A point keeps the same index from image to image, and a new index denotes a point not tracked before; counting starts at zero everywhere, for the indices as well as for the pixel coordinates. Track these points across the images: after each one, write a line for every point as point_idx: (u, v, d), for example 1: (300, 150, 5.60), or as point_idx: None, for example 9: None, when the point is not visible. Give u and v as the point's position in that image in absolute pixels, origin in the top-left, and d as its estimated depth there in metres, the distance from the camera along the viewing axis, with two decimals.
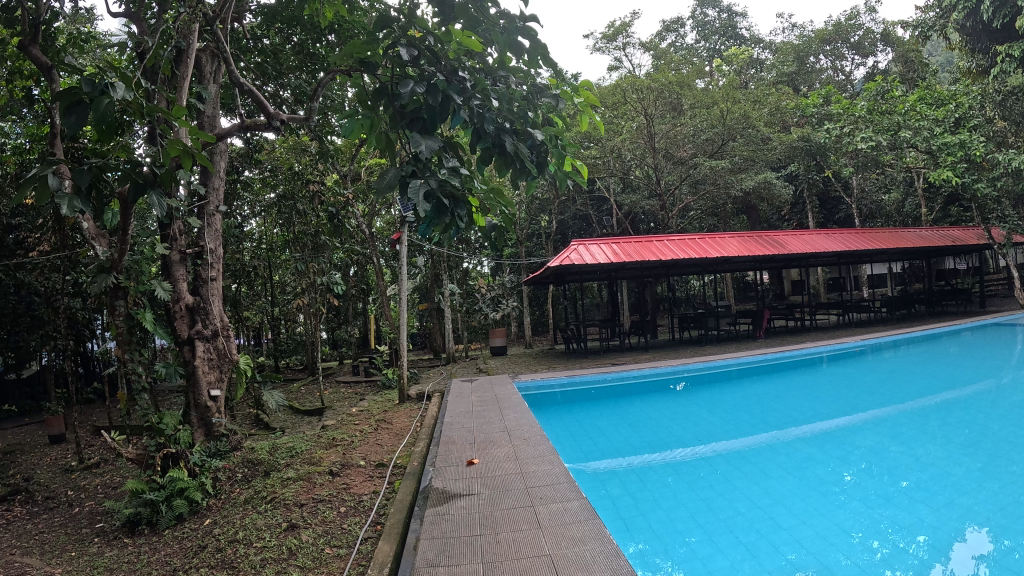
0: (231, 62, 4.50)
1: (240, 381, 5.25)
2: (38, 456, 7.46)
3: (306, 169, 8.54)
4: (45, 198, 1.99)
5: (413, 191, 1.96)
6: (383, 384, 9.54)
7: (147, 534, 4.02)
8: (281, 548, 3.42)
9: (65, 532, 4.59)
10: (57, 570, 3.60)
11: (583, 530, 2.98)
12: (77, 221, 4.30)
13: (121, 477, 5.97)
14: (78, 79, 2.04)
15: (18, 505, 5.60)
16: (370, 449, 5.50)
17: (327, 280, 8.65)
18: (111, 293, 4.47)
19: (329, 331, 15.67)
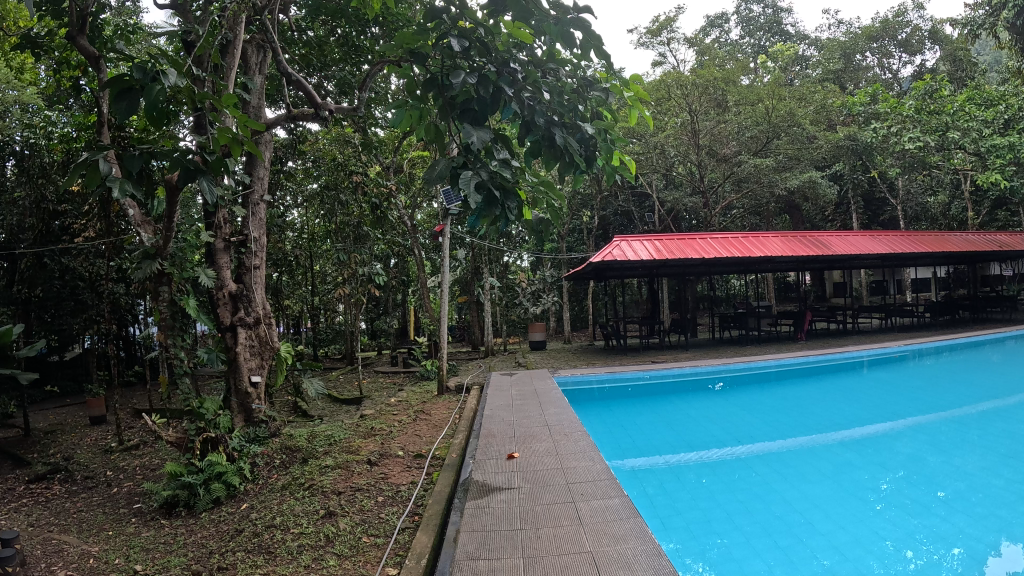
0: (279, 52, 4.50)
1: (281, 368, 5.28)
2: (79, 436, 7.64)
3: (349, 160, 8.65)
4: (95, 184, 2.05)
5: (464, 182, 1.96)
6: (422, 374, 9.66)
7: (185, 516, 4.10)
8: (318, 535, 3.45)
9: (104, 511, 4.70)
10: (94, 549, 3.70)
11: (624, 527, 2.95)
12: (123, 208, 4.40)
13: (159, 459, 6.09)
14: (129, 65, 2.06)
15: (58, 484, 5.75)
16: (409, 439, 5.52)
17: (369, 270, 8.73)
18: (155, 279, 4.56)
19: (368, 320, 15.76)
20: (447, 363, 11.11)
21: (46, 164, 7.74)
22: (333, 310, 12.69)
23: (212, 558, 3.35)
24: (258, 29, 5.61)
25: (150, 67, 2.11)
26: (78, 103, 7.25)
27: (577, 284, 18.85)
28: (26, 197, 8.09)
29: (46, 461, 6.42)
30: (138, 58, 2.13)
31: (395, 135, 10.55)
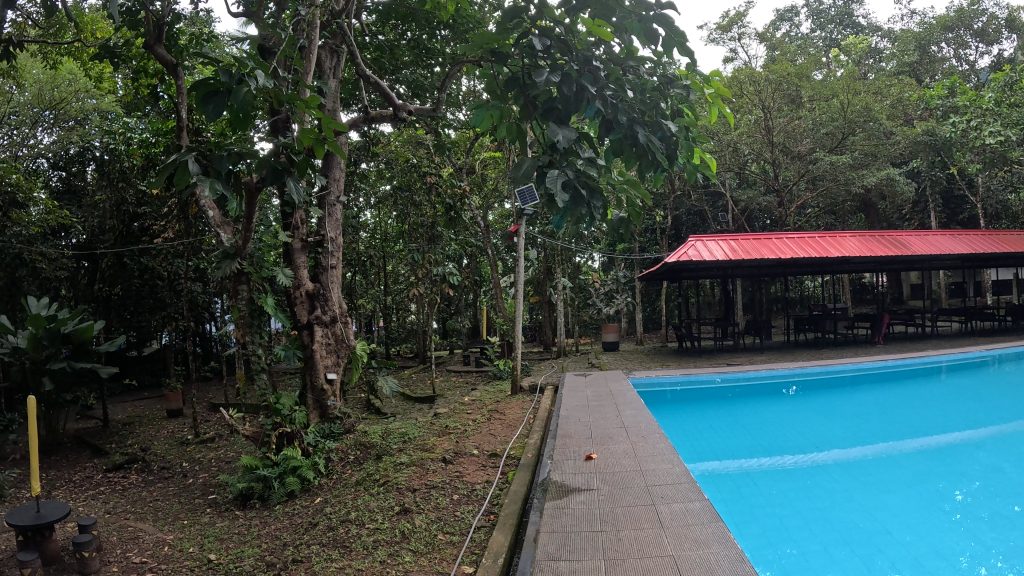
0: (359, 57, 4.63)
1: (357, 367, 5.38)
2: (156, 428, 7.98)
3: (421, 162, 8.80)
4: (185, 183, 2.16)
5: (552, 181, 1.98)
6: (495, 374, 9.74)
7: (260, 507, 4.24)
8: (393, 531, 3.51)
9: (178, 500, 4.90)
10: (170, 537, 3.87)
11: (706, 532, 2.90)
12: (204, 210, 4.57)
13: (235, 452, 6.31)
14: (217, 68, 2.14)
15: (135, 474, 6.03)
16: (483, 439, 5.57)
17: (443, 271, 8.85)
18: (235, 278, 4.72)
19: (441, 320, 15.99)
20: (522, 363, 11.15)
21: (125, 169, 8.08)
22: (405, 310, 12.89)
23: (286, 550, 3.44)
24: (332, 33, 5.72)
25: (236, 70, 2.17)
26: (156, 109, 7.56)
27: (650, 285, 18.50)
28: (106, 201, 8.50)
29: (122, 452, 6.74)
30: (227, 61, 2.20)
31: (469, 136, 10.59)
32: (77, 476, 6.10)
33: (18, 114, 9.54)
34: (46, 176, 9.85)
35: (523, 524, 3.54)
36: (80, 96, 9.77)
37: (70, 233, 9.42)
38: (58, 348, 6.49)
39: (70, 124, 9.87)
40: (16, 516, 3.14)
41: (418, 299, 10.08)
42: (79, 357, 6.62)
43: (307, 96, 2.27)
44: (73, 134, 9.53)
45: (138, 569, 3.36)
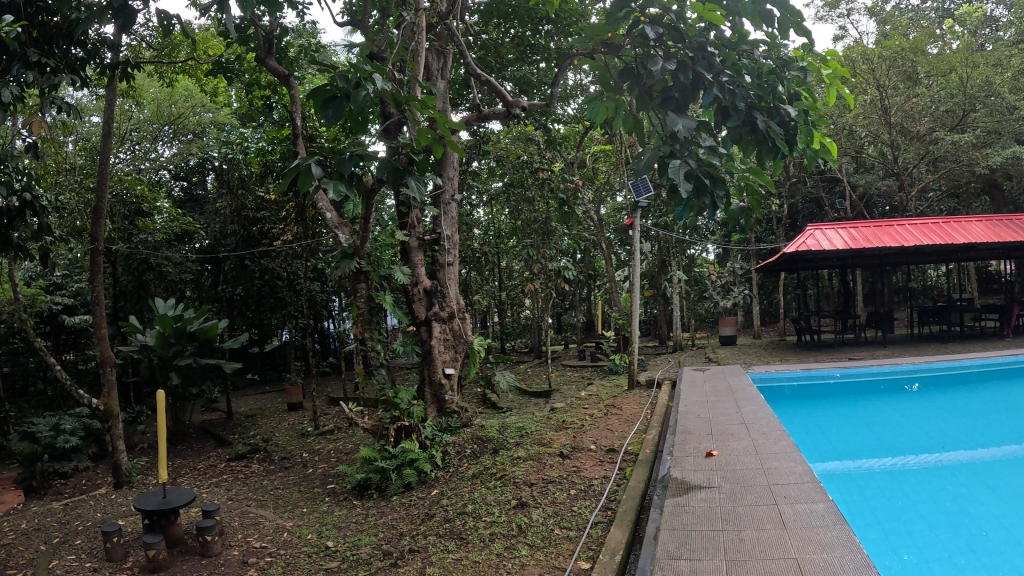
0: (470, 56, 4.80)
1: (475, 362, 5.49)
2: (278, 421, 8.44)
3: (533, 158, 8.78)
4: (312, 185, 2.22)
5: (674, 170, 1.94)
6: (611, 369, 9.63)
7: (377, 498, 4.44)
8: (510, 525, 3.56)
9: (298, 489, 5.17)
10: (290, 524, 4.10)
11: (831, 535, 2.78)
12: (323, 212, 4.81)
13: (354, 443, 6.58)
14: (336, 73, 2.22)
15: (257, 463, 6.44)
16: (601, 433, 5.50)
17: (559, 265, 8.81)
18: (354, 277, 4.95)
19: (556, 315, 16.01)
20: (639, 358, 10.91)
21: (242, 177, 8.86)
22: (518, 306, 12.98)
23: (402, 540, 3.57)
24: (438, 34, 5.83)
25: (354, 74, 2.24)
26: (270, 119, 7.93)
27: (766, 276, 17.71)
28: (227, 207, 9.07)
29: (246, 442, 7.20)
30: (347, 64, 2.26)
31: (579, 130, 10.50)
32: (202, 464, 6.61)
33: (141, 130, 9.99)
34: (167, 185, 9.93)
35: (641, 519, 3.48)
36: (196, 111, 10.35)
37: (193, 239, 9.69)
38: (184, 345, 6.96)
39: (188, 138, 10.30)
40: (145, 501, 3.44)
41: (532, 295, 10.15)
42: (205, 353, 7.08)
43: (425, 97, 2.29)
44: (193, 145, 9.90)
45: (260, 552, 3.59)
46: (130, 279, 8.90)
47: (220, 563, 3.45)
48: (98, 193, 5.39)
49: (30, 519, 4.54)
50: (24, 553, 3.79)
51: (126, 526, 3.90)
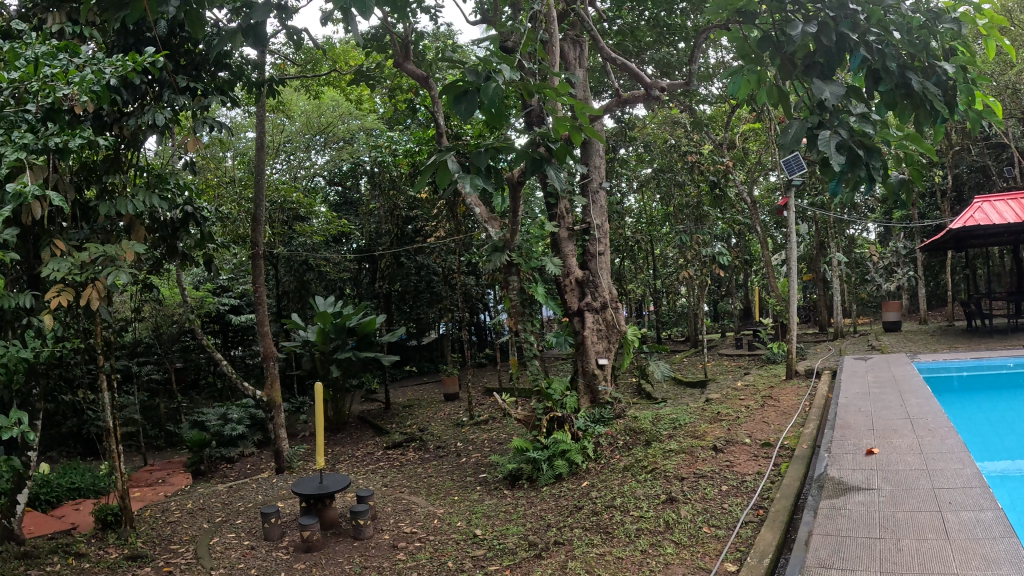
0: (603, 42, 4.64)
1: (627, 352, 5.37)
2: (433, 411, 8.53)
3: (681, 142, 8.44)
4: (449, 181, 2.09)
5: (825, 142, 1.79)
6: (767, 357, 8.60)
7: (526, 487, 4.44)
8: (657, 520, 3.32)
9: (451, 477, 5.30)
10: (441, 510, 4.19)
11: (1000, 549, 2.49)
12: (473, 208, 4.95)
13: (505, 434, 6.51)
14: (465, 70, 2.19)
15: (412, 452, 6.63)
16: (756, 427, 4.80)
17: (712, 250, 8.22)
18: (506, 270, 5.06)
19: (711, 301, 15.33)
20: (800, 347, 9.93)
21: (394, 178, 8.93)
22: (674, 293, 12.44)
23: (549, 531, 3.51)
24: (572, 24, 5.77)
25: (484, 69, 2.22)
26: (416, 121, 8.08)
27: (932, 255, 16.13)
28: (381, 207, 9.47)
29: (401, 432, 7.42)
30: (477, 60, 2.24)
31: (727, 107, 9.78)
32: (360, 451, 6.93)
33: (294, 141, 10.89)
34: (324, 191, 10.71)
35: (797, 522, 3.14)
36: (344, 121, 10.23)
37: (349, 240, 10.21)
38: (344, 340, 7.43)
39: (338, 144, 10.86)
40: (303, 486, 3.64)
41: (688, 283, 9.74)
42: (364, 348, 7.56)
43: (560, 85, 2.20)
44: (342, 152, 10.23)
45: (409, 538, 3.68)
46: (291, 281, 9.38)
47: (371, 546, 3.57)
48: (254, 202, 5.74)
49: (199, 499, 4.93)
50: (190, 529, 4.11)
51: (282, 508, 4.15)
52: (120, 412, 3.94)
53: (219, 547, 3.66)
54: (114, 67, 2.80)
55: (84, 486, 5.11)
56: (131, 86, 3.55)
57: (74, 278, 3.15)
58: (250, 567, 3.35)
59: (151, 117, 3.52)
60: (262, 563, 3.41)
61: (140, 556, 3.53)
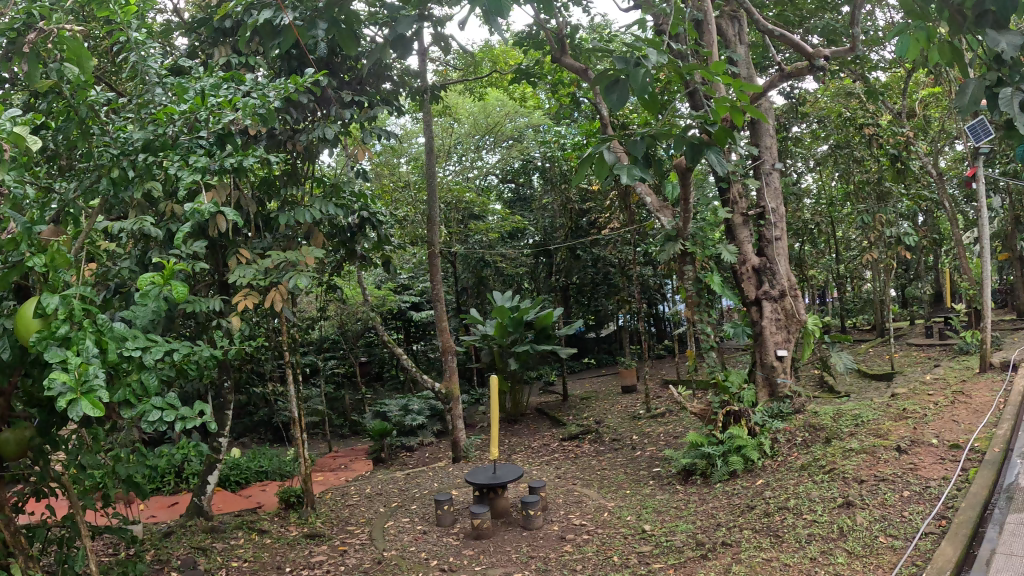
0: (752, 7, 3.91)
1: (809, 343, 4.67)
2: (610, 404, 7.45)
3: (856, 113, 7.03)
4: (606, 177, 1.91)
5: (1008, 103, 1.47)
6: (961, 348, 7.48)
7: (700, 484, 4.17)
8: (831, 526, 3.08)
9: (625, 471, 4.84)
10: (613, 504, 4.11)
11: None
12: (644, 199, 4.67)
13: (683, 426, 5.59)
14: (612, 53, 1.86)
15: (588, 444, 6.01)
16: (951, 425, 4.18)
17: (900, 230, 7.28)
18: (681, 258, 4.64)
19: (899, 286, 13.81)
20: (996, 335, 8.54)
21: (564, 172, 8.42)
22: (860, 276, 11.20)
23: (718, 530, 3.37)
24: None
25: (633, 51, 1.87)
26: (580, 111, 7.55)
27: None
28: (553, 202, 8.64)
29: (580, 423, 6.70)
30: (623, 48, 1.96)
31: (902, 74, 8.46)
32: (536, 442, 6.45)
33: (464, 143, 9.17)
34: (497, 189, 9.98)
35: (983, 537, 2.88)
36: (512, 116, 9.23)
37: (524, 235, 9.34)
38: (523, 332, 7.21)
39: (507, 144, 9.34)
40: (477, 476, 3.79)
41: (874, 266, 8.74)
42: (543, 340, 7.26)
43: (714, 65, 1.94)
44: (513, 148, 9.26)
45: (579, 529, 3.69)
46: (470, 277, 9.10)
47: (539, 536, 3.65)
48: (430, 204, 6.00)
49: (376, 485, 5.27)
50: (366, 512, 4.43)
51: (454, 497, 4.35)
52: (304, 403, 4.33)
53: (393, 530, 3.92)
54: (275, 90, 2.86)
55: (271, 470, 5.68)
56: (300, 105, 3.89)
57: (259, 282, 3.49)
58: (422, 550, 3.55)
59: (322, 132, 3.83)
60: (433, 547, 3.60)
61: (318, 535, 3.82)
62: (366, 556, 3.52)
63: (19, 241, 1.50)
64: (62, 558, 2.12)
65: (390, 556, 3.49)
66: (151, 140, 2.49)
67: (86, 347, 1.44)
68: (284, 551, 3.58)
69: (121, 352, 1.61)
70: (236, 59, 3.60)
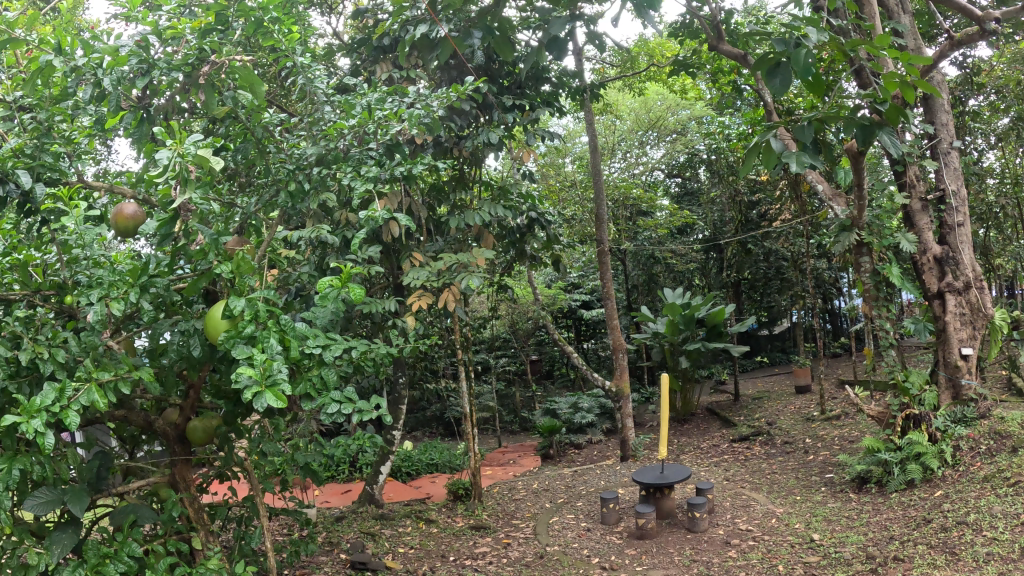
0: None
1: (998, 341, 3.96)
2: (783, 403, 6.90)
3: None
4: (775, 165, 1.93)
5: None
6: None
7: (874, 493, 3.88)
8: (1015, 545, 2.71)
9: (796, 475, 4.59)
10: (781, 510, 3.89)
11: None
12: (811, 185, 4.24)
13: (859, 429, 5.06)
14: (770, 37, 1.87)
15: (759, 446, 5.71)
16: None
17: None
18: (856, 249, 4.22)
19: None
20: None
21: (732, 163, 7.63)
22: None
23: (891, 544, 3.11)
24: None
25: (790, 31, 1.87)
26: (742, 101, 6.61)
27: None
28: (721, 194, 8.03)
29: (750, 424, 6.39)
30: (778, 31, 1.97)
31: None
32: (705, 443, 6.24)
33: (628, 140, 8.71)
34: (664, 186, 9.12)
35: None
36: (674, 110, 8.75)
37: (693, 230, 8.84)
38: (694, 331, 6.88)
39: (672, 139, 8.83)
40: (645, 475, 3.73)
41: None
42: (715, 339, 6.92)
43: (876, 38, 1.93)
44: (677, 142, 8.68)
45: (744, 535, 3.53)
46: (640, 275, 8.67)
47: (704, 539, 3.54)
48: (599, 201, 6.02)
49: (544, 480, 5.20)
50: (531, 507, 4.43)
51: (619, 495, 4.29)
52: (474, 399, 4.44)
53: (557, 526, 3.96)
54: (437, 98, 2.58)
55: (441, 462, 5.94)
56: (461, 111, 3.70)
57: (432, 283, 3.40)
58: (585, 547, 3.59)
59: (486, 137, 3.66)
60: (595, 545, 3.63)
61: (483, 527, 3.94)
62: (528, 550, 3.59)
63: (205, 249, 1.52)
64: (240, 535, 2.37)
65: (554, 551, 3.55)
66: (325, 153, 2.27)
67: (269, 344, 1.41)
68: (450, 541, 3.72)
69: (302, 351, 1.51)
70: (395, 72, 3.66)
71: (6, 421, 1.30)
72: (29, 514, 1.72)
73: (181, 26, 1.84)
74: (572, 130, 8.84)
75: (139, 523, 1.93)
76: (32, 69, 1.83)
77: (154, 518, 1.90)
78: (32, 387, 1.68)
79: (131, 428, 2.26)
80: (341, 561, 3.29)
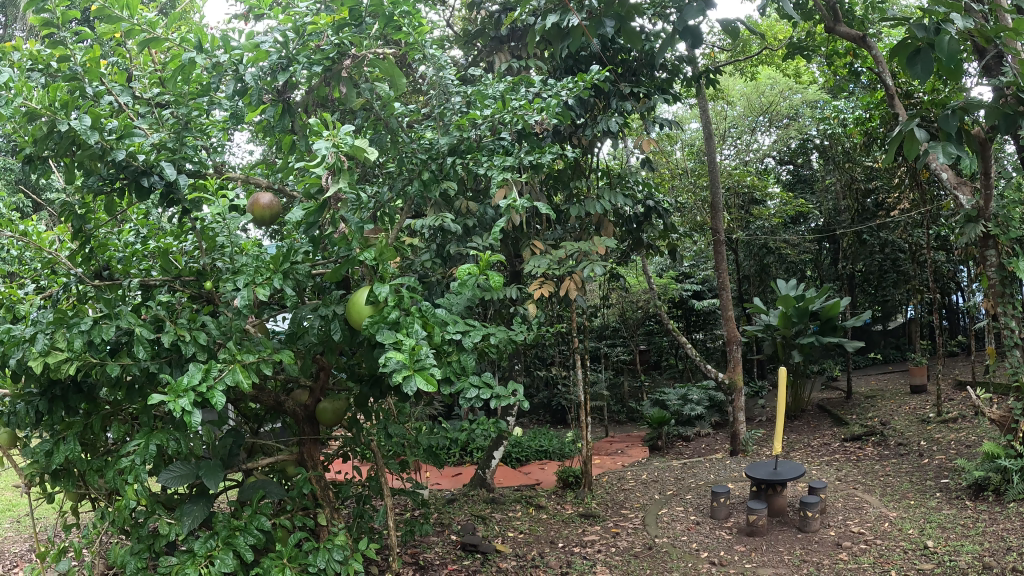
0: None
1: None
2: (897, 403, 6.56)
3: None
4: (912, 152, 2.49)
5: None
6: None
7: (992, 502, 3.64)
8: None
9: (910, 479, 4.36)
10: (893, 514, 3.70)
11: None
12: (936, 172, 3.99)
13: (978, 434, 4.76)
14: (912, 26, 2.23)
15: (871, 447, 5.47)
16: None
17: None
18: (980, 242, 3.95)
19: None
20: None
21: (848, 150, 7.36)
22: None
23: (1009, 556, 2.95)
24: None
25: (933, 20, 2.22)
26: (860, 83, 6.09)
27: None
28: (835, 181, 7.78)
29: (863, 424, 6.11)
30: (920, 15, 2.28)
31: None
32: (815, 441, 6.02)
33: (738, 125, 8.70)
34: (775, 173, 8.75)
35: None
36: (787, 93, 8.55)
37: (808, 220, 8.48)
38: (806, 324, 6.63)
39: (784, 123, 8.64)
40: (757, 470, 3.67)
41: None
42: (827, 332, 6.61)
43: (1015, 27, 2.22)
44: (790, 127, 8.37)
45: (856, 538, 3.38)
46: (752, 264, 8.45)
47: (815, 539, 3.41)
48: (712, 189, 5.85)
49: (653, 471, 5.13)
50: (640, 498, 4.38)
51: (730, 489, 4.17)
52: (587, 388, 4.42)
53: (666, 518, 3.90)
54: (566, 89, 2.41)
55: (550, 449, 5.98)
56: (581, 100, 3.72)
57: (554, 272, 3.37)
58: (692, 540, 3.52)
59: (605, 125, 3.66)
60: (704, 539, 3.54)
61: (592, 515, 3.95)
62: (637, 540, 3.56)
63: (350, 237, 1.57)
64: (358, 511, 2.48)
65: (660, 543, 3.51)
66: (457, 143, 2.15)
67: (413, 330, 1.45)
68: (559, 528, 3.75)
69: (443, 337, 1.58)
70: (513, 61, 3.68)
71: (156, 399, 1.39)
72: (166, 485, 1.85)
73: (321, 23, 1.85)
74: (682, 116, 8.81)
75: (267, 499, 2.04)
76: (173, 67, 1.95)
77: (280, 495, 2.01)
78: (174, 367, 1.81)
79: (257, 407, 2.41)
80: (452, 542, 3.36)
